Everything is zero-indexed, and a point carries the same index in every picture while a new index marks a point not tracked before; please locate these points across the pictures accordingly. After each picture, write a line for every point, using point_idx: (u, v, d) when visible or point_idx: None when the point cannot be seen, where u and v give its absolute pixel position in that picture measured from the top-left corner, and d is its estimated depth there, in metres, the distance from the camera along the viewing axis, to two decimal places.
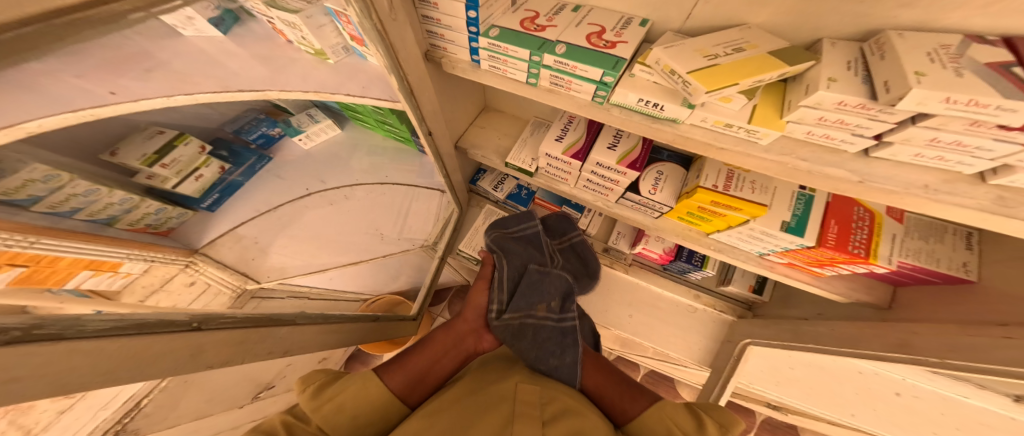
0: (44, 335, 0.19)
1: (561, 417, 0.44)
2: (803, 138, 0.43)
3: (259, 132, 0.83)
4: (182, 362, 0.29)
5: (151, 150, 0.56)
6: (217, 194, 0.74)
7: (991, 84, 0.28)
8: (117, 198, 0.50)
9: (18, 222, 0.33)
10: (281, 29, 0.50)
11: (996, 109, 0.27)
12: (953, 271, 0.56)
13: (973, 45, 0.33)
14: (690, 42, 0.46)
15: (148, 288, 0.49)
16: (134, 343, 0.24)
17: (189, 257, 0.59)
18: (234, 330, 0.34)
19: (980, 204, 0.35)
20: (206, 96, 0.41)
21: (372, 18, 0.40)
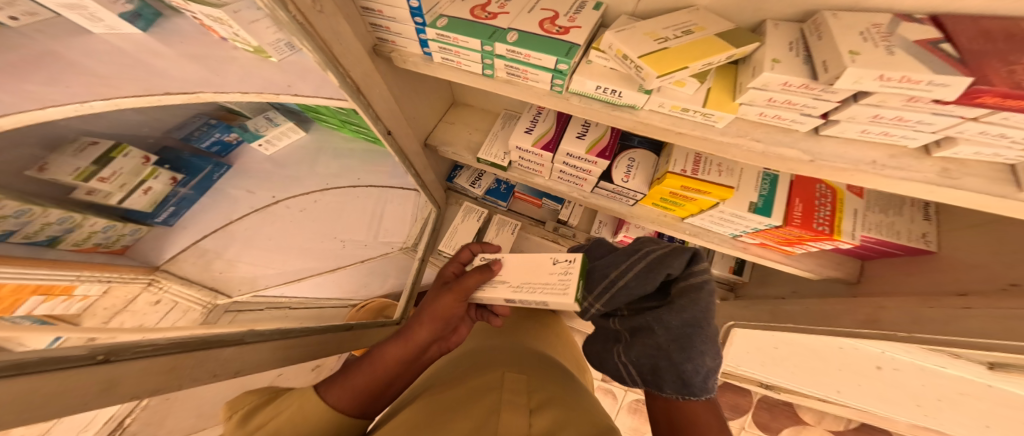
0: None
1: (548, 405, 0.43)
2: (757, 119, 0.43)
3: (213, 138, 0.69)
4: (91, 396, 0.29)
5: (87, 162, 0.46)
6: (173, 208, 0.61)
7: (921, 60, 0.27)
8: (55, 216, 0.40)
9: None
10: (210, 24, 0.46)
11: (928, 85, 0.27)
12: (914, 242, 0.57)
13: (903, 23, 0.32)
14: (640, 26, 0.45)
15: (110, 311, 0.44)
16: (8, 384, 0.23)
17: (150, 274, 0.52)
18: (150, 360, 0.34)
19: (926, 177, 0.35)
20: (128, 102, 0.37)
21: (288, 9, 0.37)
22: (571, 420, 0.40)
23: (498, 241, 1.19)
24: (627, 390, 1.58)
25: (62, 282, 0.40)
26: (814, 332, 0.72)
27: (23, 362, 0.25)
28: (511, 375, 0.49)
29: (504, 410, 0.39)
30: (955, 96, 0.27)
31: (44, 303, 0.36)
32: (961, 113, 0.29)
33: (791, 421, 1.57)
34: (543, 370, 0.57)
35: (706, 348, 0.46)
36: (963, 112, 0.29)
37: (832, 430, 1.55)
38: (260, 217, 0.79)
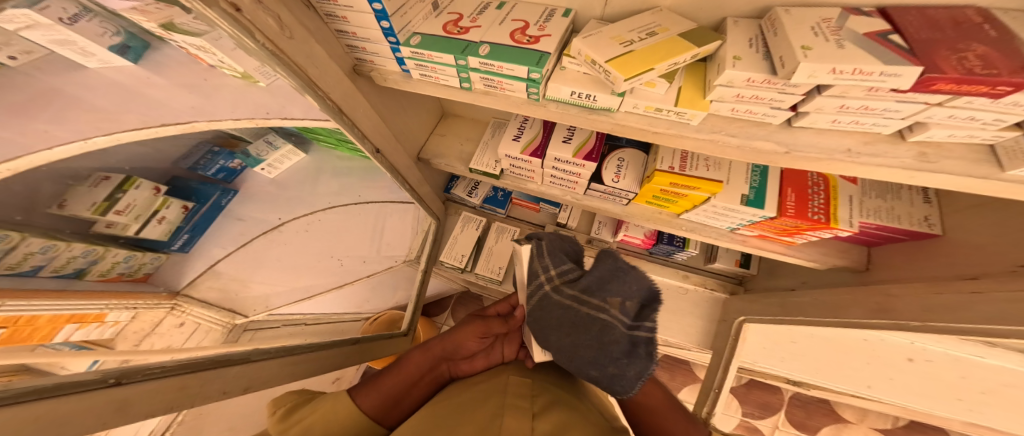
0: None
1: (550, 409, 0.44)
2: (730, 115, 0.43)
3: (219, 166, 0.66)
4: (107, 417, 0.32)
5: (100, 197, 0.44)
6: (188, 234, 0.63)
7: (870, 51, 0.29)
8: (79, 249, 0.41)
9: (28, 288, 0.36)
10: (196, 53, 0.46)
11: (881, 76, 0.29)
12: (917, 226, 0.55)
13: (851, 17, 0.34)
14: (606, 30, 0.46)
15: (139, 332, 0.47)
16: (26, 408, 0.25)
17: (172, 300, 0.59)
18: (161, 381, 0.37)
19: (904, 162, 0.35)
20: (128, 134, 0.42)
21: (259, 40, 0.38)
22: (574, 424, 0.41)
23: (498, 248, 1.20)
24: None
25: (93, 310, 0.42)
26: (826, 325, 0.70)
27: (36, 388, 0.27)
28: (516, 381, 0.50)
29: (508, 415, 0.40)
30: (910, 84, 0.29)
31: (79, 330, 0.40)
32: (924, 99, 0.30)
33: (828, 418, 1.50)
34: (551, 375, 0.59)
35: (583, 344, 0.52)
36: (926, 98, 0.30)
37: (877, 428, 1.47)
38: (267, 240, 0.78)
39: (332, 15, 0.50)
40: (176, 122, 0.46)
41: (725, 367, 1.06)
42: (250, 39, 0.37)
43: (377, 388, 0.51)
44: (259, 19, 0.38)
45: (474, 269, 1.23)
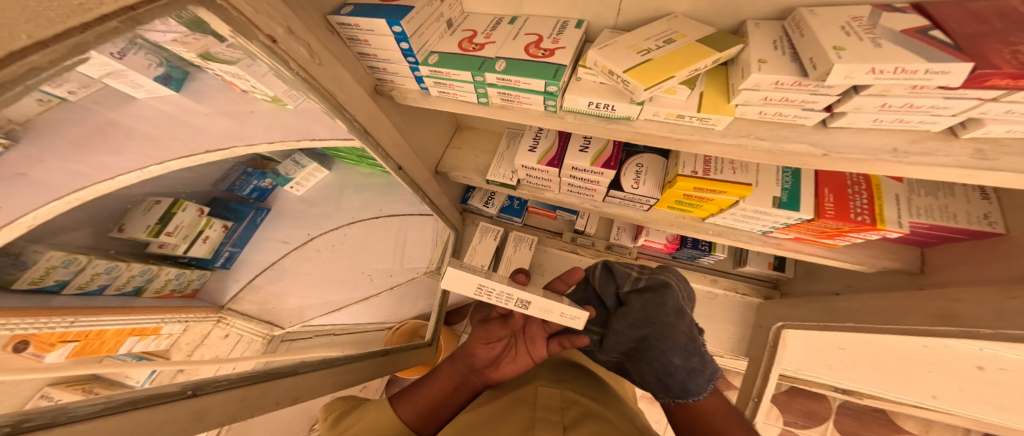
0: (31, 426, 0.25)
1: (582, 420, 0.43)
2: (758, 118, 0.41)
3: (252, 186, 0.71)
4: (188, 425, 0.36)
5: (153, 221, 0.47)
6: (230, 249, 0.67)
7: (912, 50, 0.28)
8: (137, 269, 0.44)
9: (95, 306, 0.38)
10: (232, 80, 0.50)
11: (926, 73, 0.27)
12: (976, 226, 0.51)
13: (884, 15, 0.33)
14: (622, 40, 0.46)
15: (191, 344, 0.47)
16: (123, 417, 0.30)
17: (218, 313, 0.62)
18: (227, 393, 0.42)
19: (960, 160, 0.33)
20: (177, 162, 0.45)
21: (293, 68, 0.42)
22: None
23: (517, 257, 1.20)
24: None
25: (150, 324, 0.43)
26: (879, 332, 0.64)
27: (133, 399, 0.32)
28: (546, 392, 0.50)
29: (538, 427, 0.40)
30: (961, 80, 0.27)
31: (141, 341, 0.41)
32: (976, 94, 0.28)
33: (889, 430, 1.37)
34: (582, 385, 0.58)
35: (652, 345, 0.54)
36: (978, 94, 0.28)
37: None
38: (295, 258, 0.81)
39: (354, 40, 0.53)
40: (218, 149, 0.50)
41: (764, 375, 1.01)
42: (285, 69, 0.40)
43: (413, 400, 0.52)
44: (293, 50, 0.41)
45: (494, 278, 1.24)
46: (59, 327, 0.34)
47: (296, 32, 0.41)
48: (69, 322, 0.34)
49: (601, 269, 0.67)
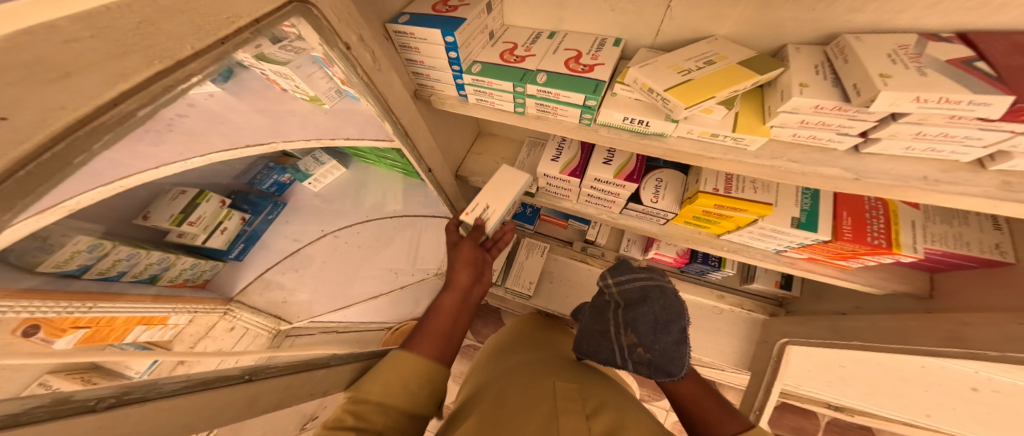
0: (132, 399, 0.28)
1: (602, 410, 0.44)
2: (790, 140, 0.44)
3: (269, 180, 0.97)
4: (244, 411, 0.38)
5: (164, 218, 0.72)
6: (242, 244, 0.96)
7: (958, 81, 0.31)
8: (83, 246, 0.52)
9: (59, 296, 0.48)
10: (276, 78, 0.62)
11: (969, 104, 0.30)
12: (988, 254, 0.53)
13: (929, 44, 0.36)
14: (662, 60, 0.49)
15: (178, 336, 0.72)
16: (203, 396, 0.33)
17: (225, 305, 0.86)
18: (276, 380, 0.44)
19: (987, 190, 0.35)
20: (217, 155, 0.52)
21: (359, 74, 0.47)
22: (627, 426, 0.41)
23: (528, 264, 1.21)
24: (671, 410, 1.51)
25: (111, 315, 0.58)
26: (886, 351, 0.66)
27: (206, 379, 0.36)
28: (562, 385, 0.50)
29: (562, 418, 0.41)
30: (1000, 112, 0.30)
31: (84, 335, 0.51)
32: (1009, 128, 0.31)
33: None
34: (581, 371, 0.60)
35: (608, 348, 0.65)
36: (1012, 127, 0.31)
37: None
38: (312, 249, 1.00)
39: (405, 46, 0.56)
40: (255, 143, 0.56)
41: (767, 388, 1.01)
42: (354, 74, 0.45)
43: (421, 337, 0.53)
44: (361, 56, 0.46)
45: (503, 284, 1.25)
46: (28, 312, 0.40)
47: (365, 39, 0.46)
48: (33, 311, 0.41)
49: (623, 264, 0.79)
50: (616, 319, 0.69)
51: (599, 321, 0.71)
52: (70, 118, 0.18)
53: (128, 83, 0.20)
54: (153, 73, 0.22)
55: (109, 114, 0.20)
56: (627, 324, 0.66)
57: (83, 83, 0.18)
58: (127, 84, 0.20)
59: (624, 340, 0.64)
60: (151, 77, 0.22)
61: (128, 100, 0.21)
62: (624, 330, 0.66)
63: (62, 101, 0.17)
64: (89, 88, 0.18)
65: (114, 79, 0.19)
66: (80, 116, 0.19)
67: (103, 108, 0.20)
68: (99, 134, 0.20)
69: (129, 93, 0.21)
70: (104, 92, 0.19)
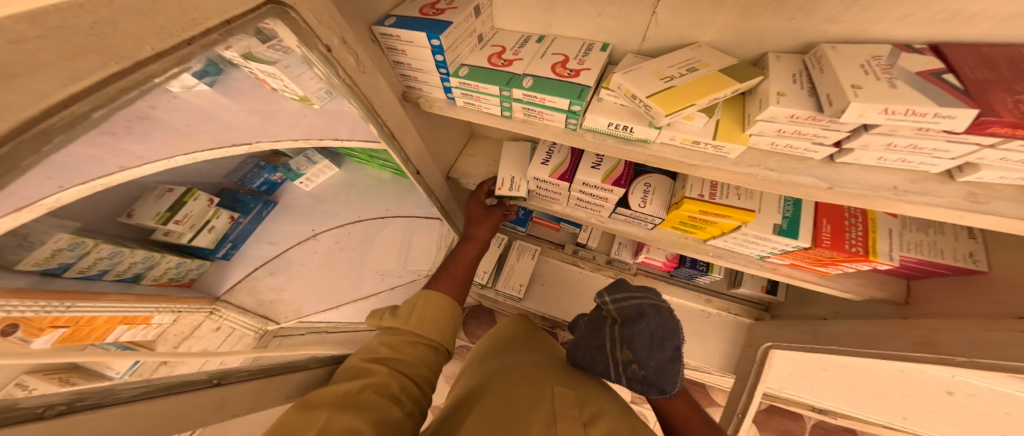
0: (84, 405, 0.27)
1: (599, 420, 0.44)
2: (769, 149, 0.45)
3: (261, 178, 1.00)
4: (208, 415, 0.37)
5: (163, 209, 0.75)
6: (229, 244, 0.95)
7: (925, 93, 0.31)
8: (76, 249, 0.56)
9: (58, 288, 0.51)
10: (263, 77, 0.61)
11: (935, 116, 0.30)
12: (961, 262, 0.54)
13: (903, 54, 0.36)
14: (645, 67, 0.49)
15: (176, 336, 0.69)
16: (161, 402, 0.32)
17: (211, 306, 0.80)
18: (247, 384, 0.44)
19: (952, 201, 0.36)
20: (202, 154, 0.51)
21: (341, 75, 0.47)
22: None
23: (519, 266, 1.22)
24: None
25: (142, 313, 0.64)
26: (863, 356, 0.67)
27: (169, 384, 0.35)
28: (560, 390, 0.50)
29: (560, 426, 0.41)
30: (964, 125, 0.30)
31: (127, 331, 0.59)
32: (974, 140, 0.32)
33: None
34: (577, 375, 0.60)
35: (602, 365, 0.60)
36: (978, 140, 0.32)
37: None
38: (301, 249, 1.02)
39: (391, 49, 0.56)
40: (240, 143, 0.56)
41: (750, 391, 1.01)
42: (334, 76, 0.45)
43: (446, 278, 0.74)
44: (342, 58, 0.46)
45: (494, 286, 1.25)
46: (54, 312, 0.47)
47: (347, 41, 0.47)
48: (59, 311, 0.48)
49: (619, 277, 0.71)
50: (612, 333, 0.63)
51: (592, 334, 0.64)
52: (15, 120, 0.18)
53: (82, 85, 0.20)
54: (109, 74, 0.22)
55: (63, 116, 0.20)
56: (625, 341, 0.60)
57: (31, 84, 0.18)
58: (80, 86, 0.20)
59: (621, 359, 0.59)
60: (109, 78, 0.22)
61: (80, 101, 0.20)
62: (621, 348, 0.60)
63: (10, 103, 0.17)
64: (40, 89, 0.18)
65: (66, 80, 0.19)
66: (21, 120, 0.18)
67: (53, 110, 0.19)
68: (46, 139, 0.19)
69: (82, 94, 0.20)
70: (55, 93, 0.19)
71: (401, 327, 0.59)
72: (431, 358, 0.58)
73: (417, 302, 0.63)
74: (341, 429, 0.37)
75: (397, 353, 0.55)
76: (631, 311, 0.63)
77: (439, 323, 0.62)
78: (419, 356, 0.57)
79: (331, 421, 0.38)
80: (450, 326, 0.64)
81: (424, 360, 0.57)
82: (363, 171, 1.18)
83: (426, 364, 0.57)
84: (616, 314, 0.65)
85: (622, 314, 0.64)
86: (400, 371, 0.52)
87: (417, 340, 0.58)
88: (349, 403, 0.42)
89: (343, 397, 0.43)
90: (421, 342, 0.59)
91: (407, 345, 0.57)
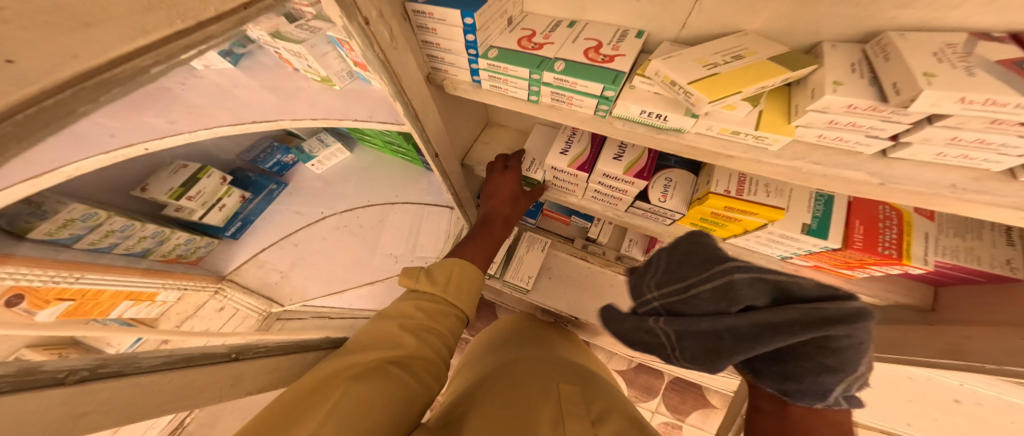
0: (105, 373, 0.26)
1: (609, 417, 0.43)
2: (815, 142, 0.43)
3: (274, 159, 0.99)
4: (226, 389, 0.36)
5: (177, 185, 0.76)
6: (240, 222, 0.96)
7: (1006, 82, 0.30)
8: (116, 225, 0.66)
9: (58, 260, 0.56)
10: (288, 59, 0.63)
11: (1015, 107, 0.29)
12: (998, 269, 0.53)
13: (978, 44, 0.35)
14: (687, 53, 0.47)
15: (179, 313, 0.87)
16: (180, 374, 0.31)
17: (216, 283, 0.92)
18: (264, 360, 0.43)
19: (1015, 202, 0.34)
20: (224, 129, 0.50)
21: (374, 49, 0.45)
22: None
23: (529, 258, 1.21)
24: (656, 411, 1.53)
25: (150, 289, 0.75)
26: (881, 361, 0.66)
27: (189, 356, 0.34)
28: (566, 388, 0.49)
29: (568, 422, 0.40)
30: None
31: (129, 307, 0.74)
32: None
33: None
34: (584, 373, 0.59)
35: (826, 380, 0.37)
36: None
37: None
38: (309, 230, 1.03)
39: (422, 27, 0.54)
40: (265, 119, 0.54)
41: None
42: (369, 50, 0.43)
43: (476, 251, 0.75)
44: (378, 32, 0.44)
45: (501, 277, 1.24)
46: (64, 281, 0.58)
47: (383, 15, 0.45)
48: (69, 279, 0.58)
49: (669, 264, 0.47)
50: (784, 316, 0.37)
51: (782, 329, 0.37)
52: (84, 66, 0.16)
53: (149, 40, 0.20)
54: (173, 32, 0.21)
55: (127, 69, 0.19)
56: (852, 328, 0.35)
57: (102, 35, 0.17)
58: (146, 40, 0.19)
59: (854, 362, 0.36)
60: (173, 37, 0.21)
61: (145, 56, 0.20)
62: (846, 348, 0.36)
63: (77, 50, 0.16)
64: (109, 40, 0.17)
65: (133, 34, 0.18)
66: (87, 69, 0.17)
67: (119, 62, 0.18)
68: (109, 88, 0.18)
69: (148, 49, 0.20)
70: (123, 46, 0.18)
71: (437, 294, 0.56)
72: (459, 329, 0.56)
73: (453, 270, 0.60)
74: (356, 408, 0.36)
75: (429, 321, 0.53)
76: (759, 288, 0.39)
77: (472, 294, 0.60)
78: (451, 330, 0.54)
79: (350, 392, 0.37)
80: (478, 297, 0.62)
81: (453, 332, 0.55)
82: (375, 155, 1.16)
83: (454, 335, 0.55)
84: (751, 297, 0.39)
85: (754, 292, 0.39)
86: (428, 342, 0.49)
87: (450, 312, 0.55)
88: (376, 373, 0.41)
89: (371, 365, 0.42)
90: (453, 314, 0.56)
91: (439, 315, 0.54)
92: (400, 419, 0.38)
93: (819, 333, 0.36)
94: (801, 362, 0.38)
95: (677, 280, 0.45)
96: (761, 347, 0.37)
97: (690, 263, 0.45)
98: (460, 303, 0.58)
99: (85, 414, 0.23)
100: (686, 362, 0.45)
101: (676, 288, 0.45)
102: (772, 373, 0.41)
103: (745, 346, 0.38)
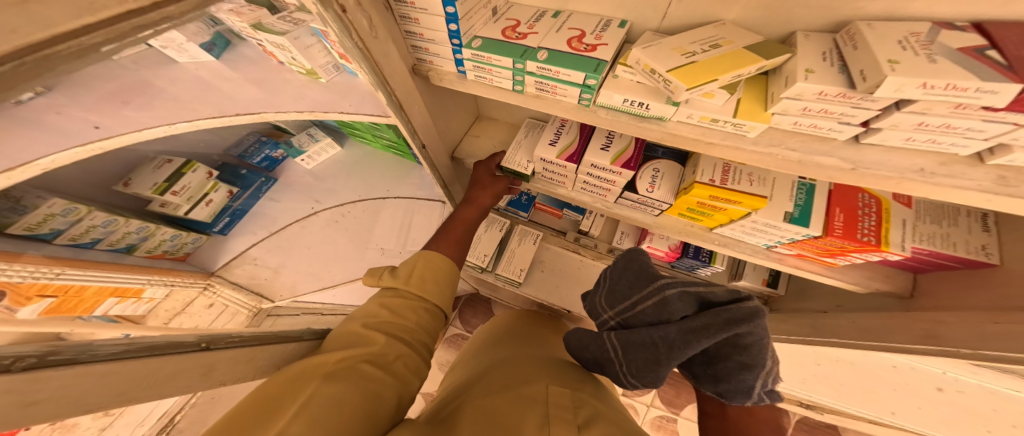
0: (58, 360, 0.25)
1: (595, 422, 0.41)
2: (791, 129, 0.44)
3: (262, 154, 0.99)
4: (194, 381, 0.36)
5: (161, 180, 0.75)
6: (228, 218, 0.94)
7: (965, 66, 0.30)
8: (99, 220, 0.65)
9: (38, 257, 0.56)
10: (272, 51, 0.61)
11: (976, 92, 0.29)
12: (973, 255, 0.54)
13: (944, 31, 0.35)
14: (667, 42, 0.47)
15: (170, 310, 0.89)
16: (139, 364, 0.31)
17: (205, 279, 0.92)
18: (238, 350, 0.42)
19: (983, 185, 0.35)
20: (206, 122, 0.49)
21: (353, 38, 0.44)
22: None
23: (520, 251, 1.21)
24: (649, 405, 1.55)
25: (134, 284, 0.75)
26: (862, 348, 0.67)
27: (153, 345, 0.34)
28: (555, 389, 0.47)
29: (554, 427, 0.38)
30: (1005, 102, 0.29)
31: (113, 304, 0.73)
32: (1013, 119, 0.30)
33: None
34: (574, 373, 0.57)
35: (746, 378, 0.42)
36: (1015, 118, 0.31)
37: None
38: (298, 226, 1.02)
39: (404, 17, 0.54)
40: (245, 112, 0.53)
41: None
42: (347, 39, 0.43)
43: (447, 240, 0.73)
44: (357, 21, 0.44)
45: (493, 270, 1.25)
46: (46, 276, 0.57)
47: (362, 3, 0.45)
48: (53, 274, 0.57)
49: (625, 275, 0.54)
50: (700, 321, 0.42)
51: (702, 332, 0.41)
52: (22, 42, 0.16)
53: (95, 17, 0.20)
54: (123, 10, 0.21)
55: (70, 45, 0.19)
56: (752, 325, 0.41)
57: (43, 9, 0.17)
58: (92, 17, 0.19)
59: (761, 356, 0.42)
60: (122, 13, 0.21)
61: (89, 33, 0.20)
62: (754, 344, 0.41)
63: (14, 23, 0.16)
64: (51, 16, 0.17)
65: (78, 11, 0.18)
66: (27, 43, 0.16)
67: (63, 38, 0.18)
68: (51, 63, 0.18)
69: (92, 27, 0.20)
70: (68, 21, 0.18)
71: (401, 287, 0.58)
72: (430, 323, 0.58)
73: (419, 263, 0.62)
74: (331, 406, 0.35)
75: (398, 316, 0.54)
76: (684, 299, 0.45)
77: (440, 284, 0.61)
78: (421, 321, 0.56)
79: (321, 393, 0.37)
80: (450, 287, 0.63)
81: (424, 326, 0.56)
82: (365, 150, 1.15)
83: (426, 331, 0.56)
84: (678, 304, 0.44)
85: (682, 303, 0.44)
86: (400, 338, 0.50)
87: (419, 305, 0.57)
88: (342, 372, 0.41)
89: (338, 365, 0.42)
90: (422, 306, 0.58)
91: (409, 309, 0.56)
92: (375, 414, 0.38)
93: (728, 333, 0.41)
94: (726, 363, 0.42)
95: (625, 298, 0.52)
96: (689, 351, 0.42)
97: (633, 281, 0.52)
98: (431, 296, 0.60)
99: (34, 402, 0.23)
100: (634, 378, 0.48)
101: (625, 304, 0.51)
102: (709, 376, 0.45)
103: (676, 352, 0.42)
